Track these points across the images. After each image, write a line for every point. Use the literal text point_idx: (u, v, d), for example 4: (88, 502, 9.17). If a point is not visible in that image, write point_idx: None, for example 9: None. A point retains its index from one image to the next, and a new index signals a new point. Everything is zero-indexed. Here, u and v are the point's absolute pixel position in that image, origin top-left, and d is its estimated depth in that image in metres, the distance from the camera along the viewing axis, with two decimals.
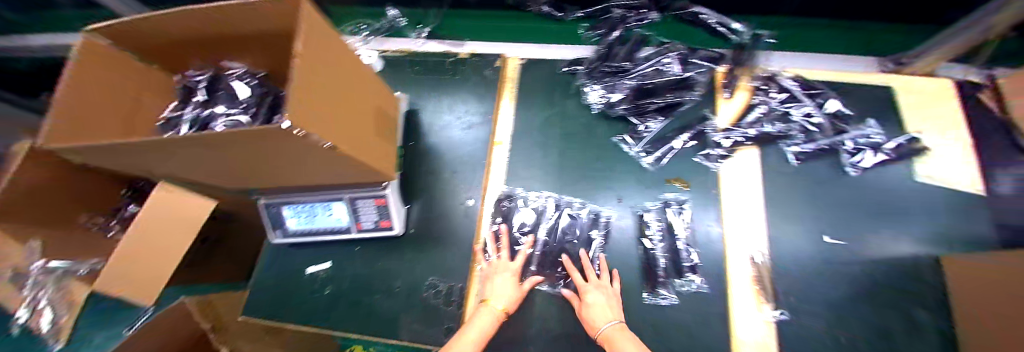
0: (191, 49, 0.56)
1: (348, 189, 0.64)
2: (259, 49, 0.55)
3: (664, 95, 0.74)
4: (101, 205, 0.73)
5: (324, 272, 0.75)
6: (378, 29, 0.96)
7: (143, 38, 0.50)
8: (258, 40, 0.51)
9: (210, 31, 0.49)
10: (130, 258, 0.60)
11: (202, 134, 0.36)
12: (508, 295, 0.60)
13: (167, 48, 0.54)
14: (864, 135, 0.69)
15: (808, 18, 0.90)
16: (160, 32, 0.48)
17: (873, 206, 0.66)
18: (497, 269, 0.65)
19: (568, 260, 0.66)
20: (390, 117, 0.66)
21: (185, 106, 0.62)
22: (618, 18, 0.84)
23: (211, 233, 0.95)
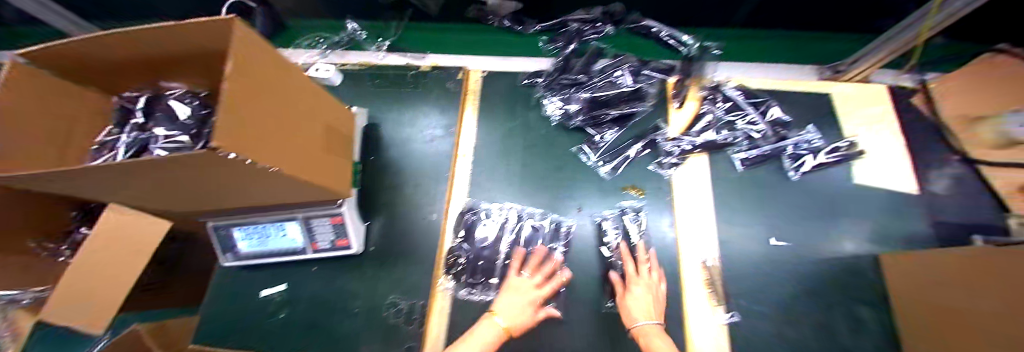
0: (125, 70, 0.53)
1: (300, 208, 0.62)
2: (203, 68, 0.53)
3: (619, 106, 0.76)
4: (50, 229, 0.70)
5: (279, 295, 0.73)
6: (337, 42, 0.96)
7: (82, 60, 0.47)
8: (196, 60, 0.49)
9: (148, 52, 0.46)
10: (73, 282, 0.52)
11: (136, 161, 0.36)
12: (519, 312, 0.56)
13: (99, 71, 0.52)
14: (803, 140, 0.73)
15: (750, 29, 0.95)
16: (99, 54, 0.46)
17: (816, 207, 0.70)
18: (514, 277, 0.61)
19: (625, 249, 0.64)
20: (342, 134, 0.65)
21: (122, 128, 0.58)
22: (575, 32, 0.86)
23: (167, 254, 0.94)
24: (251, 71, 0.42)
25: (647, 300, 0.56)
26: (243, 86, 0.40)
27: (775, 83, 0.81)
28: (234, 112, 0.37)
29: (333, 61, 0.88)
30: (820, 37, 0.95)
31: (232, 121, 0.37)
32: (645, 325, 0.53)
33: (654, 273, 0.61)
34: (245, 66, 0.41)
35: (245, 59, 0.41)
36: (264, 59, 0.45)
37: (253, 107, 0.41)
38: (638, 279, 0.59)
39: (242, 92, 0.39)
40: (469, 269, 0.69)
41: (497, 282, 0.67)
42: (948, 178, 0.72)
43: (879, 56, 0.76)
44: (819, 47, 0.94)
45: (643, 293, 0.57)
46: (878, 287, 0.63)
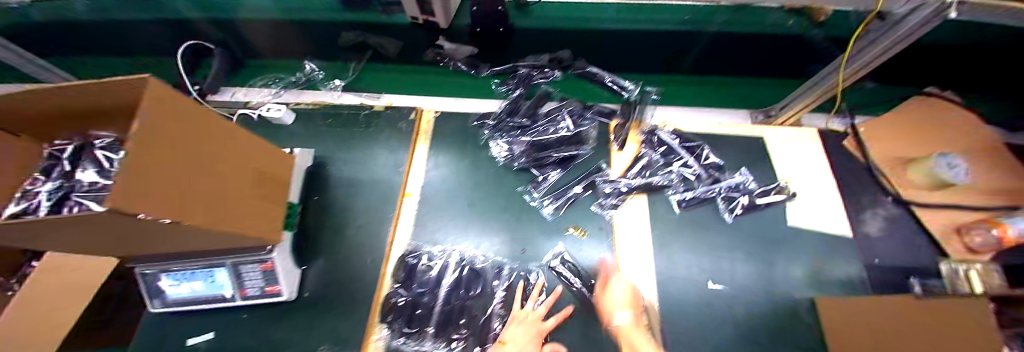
0: (49, 116, 0.47)
1: (228, 255, 0.61)
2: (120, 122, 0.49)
3: (561, 149, 0.80)
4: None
5: (206, 344, 0.68)
6: (295, 82, 1.00)
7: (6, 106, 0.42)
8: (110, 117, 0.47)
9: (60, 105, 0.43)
10: None
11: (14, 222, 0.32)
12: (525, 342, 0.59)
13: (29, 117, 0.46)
14: (733, 183, 0.77)
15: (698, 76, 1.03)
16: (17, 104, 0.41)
17: (752, 250, 0.71)
18: (518, 316, 0.64)
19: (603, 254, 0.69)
20: (269, 181, 0.64)
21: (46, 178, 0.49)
22: (524, 76, 0.92)
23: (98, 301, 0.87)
24: (165, 127, 0.41)
25: (624, 297, 0.63)
26: (153, 143, 0.39)
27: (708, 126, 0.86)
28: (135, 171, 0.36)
29: (287, 100, 0.91)
30: (751, 82, 1.03)
31: (130, 180, 0.36)
32: (622, 323, 0.60)
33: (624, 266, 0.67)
34: (159, 123, 0.40)
35: (158, 119, 0.40)
36: (184, 112, 0.45)
37: (161, 162, 0.40)
38: (611, 286, 0.64)
39: (150, 148, 0.39)
40: (405, 316, 0.67)
41: (432, 332, 0.65)
42: (884, 219, 0.74)
43: (800, 105, 0.80)
44: (753, 91, 1.02)
45: (624, 287, 0.64)
46: (814, 332, 0.63)
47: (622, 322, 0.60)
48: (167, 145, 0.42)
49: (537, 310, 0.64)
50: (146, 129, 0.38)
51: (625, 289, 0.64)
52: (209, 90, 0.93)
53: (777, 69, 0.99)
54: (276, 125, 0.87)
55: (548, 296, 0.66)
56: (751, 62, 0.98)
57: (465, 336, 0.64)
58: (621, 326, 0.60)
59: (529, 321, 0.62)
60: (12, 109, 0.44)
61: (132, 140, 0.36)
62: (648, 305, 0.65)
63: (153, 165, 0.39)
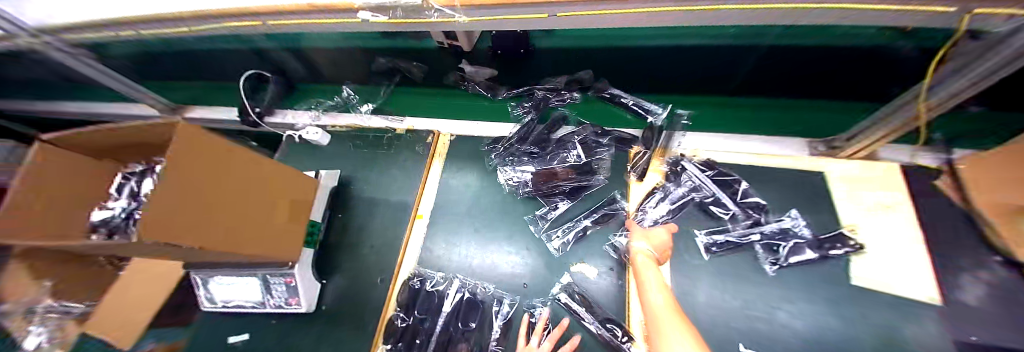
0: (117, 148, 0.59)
1: (257, 269, 0.68)
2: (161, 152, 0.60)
3: (571, 178, 0.75)
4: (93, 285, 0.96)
5: (243, 344, 0.76)
6: (335, 105, 1.10)
7: (85, 143, 0.54)
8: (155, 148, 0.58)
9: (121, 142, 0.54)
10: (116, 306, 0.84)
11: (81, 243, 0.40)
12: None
13: (110, 147, 0.58)
14: (776, 228, 0.65)
15: (751, 97, 0.87)
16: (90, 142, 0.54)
17: (798, 311, 0.58)
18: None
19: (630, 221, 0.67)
20: (297, 204, 0.71)
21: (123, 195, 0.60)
22: (541, 99, 0.90)
23: None
24: (198, 163, 0.47)
25: (656, 240, 0.62)
26: (182, 177, 0.45)
27: (748, 157, 0.74)
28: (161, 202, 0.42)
29: (325, 124, 1.01)
30: (819, 104, 0.83)
31: (157, 211, 0.41)
32: (638, 246, 0.61)
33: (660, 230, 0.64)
34: (192, 159, 0.46)
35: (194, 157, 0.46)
36: (220, 148, 0.51)
37: (186, 192, 0.46)
38: (647, 232, 0.63)
39: (179, 182, 0.44)
40: (405, 341, 0.68)
41: None
42: (1016, 288, 0.54)
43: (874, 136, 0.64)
44: (822, 115, 0.82)
45: (662, 234, 0.63)
46: None
47: (639, 247, 0.61)
48: (196, 178, 0.48)
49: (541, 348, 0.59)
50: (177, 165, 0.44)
51: (664, 238, 0.62)
52: (266, 112, 1.07)
53: (845, 88, 0.83)
54: (312, 145, 0.97)
55: (552, 336, 0.61)
56: (804, 82, 0.85)
57: None
58: (637, 249, 0.61)
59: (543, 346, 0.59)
60: (88, 142, 0.55)
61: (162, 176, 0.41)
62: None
63: (179, 196, 0.45)
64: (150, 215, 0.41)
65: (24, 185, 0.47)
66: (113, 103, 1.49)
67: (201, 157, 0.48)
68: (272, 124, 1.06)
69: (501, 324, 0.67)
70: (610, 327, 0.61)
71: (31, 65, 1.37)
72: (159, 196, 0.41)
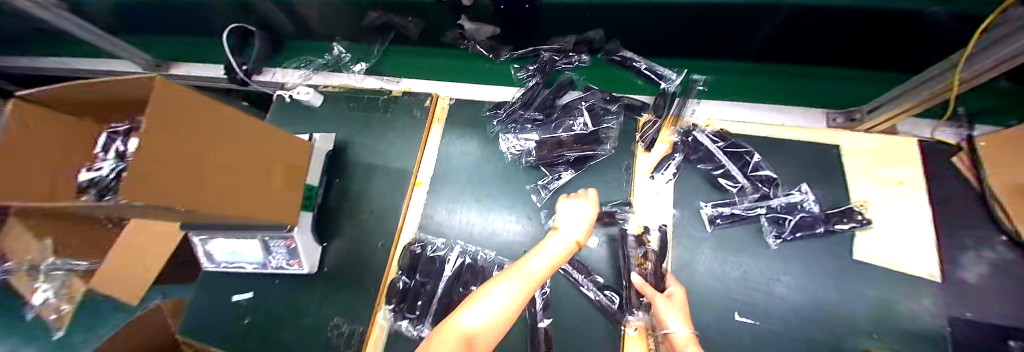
0: (94, 106, 0.55)
1: (257, 232, 0.67)
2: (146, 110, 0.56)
3: (577, 148, 0.70)
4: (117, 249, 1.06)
5: (247, 302, 0.77)
6: (327, 64, 1.06)
7: (64, 100, 0.51)
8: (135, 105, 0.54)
9: (102, 97, 0.50)
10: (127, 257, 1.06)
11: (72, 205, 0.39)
12: (558, 252, 0.50)
13: (88, 105, 0.55)
14: (784, 202, 0.63)
15: (778, 66, 0.82)
16: (67, 98, 0.50)
17: (795, 282, 0.59)
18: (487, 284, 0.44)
19: (642, 283, 0.58)
20: (292, 167, 0.69)
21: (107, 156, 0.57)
22: (546, 61, 0.83)
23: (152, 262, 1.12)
24: (174, 121, 0.42)
25: (681, 306, 0.55)
26: (163, 138, 0.40)
27: (762, 127, 0.71)
28: (148, 165, 0.38)
29: (317, 84, 0.96)
30: (838, 72, 0.80)
31: (145, 173, 0.38)
32: (680, 334, 0.51)
33: (676, 295, 0.57)
34: (169, 118, 0.41)
35: (178, 114, 0.42)
36: (203, 105, 0.47)
37: (173, 152, 0.43)
38: (670, 299, 0.56)
39: (163, 142, 0.40)
40: (407, 302, 0.70)
41: (429, 321, 0.67)
42: (1008, 265, 0.55)
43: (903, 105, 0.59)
44: (830, 85, 0.81)
45: (681, 295, 0.57)
46: None
47: (679, 334, 0.51)
48: (181, 136, 0.44)
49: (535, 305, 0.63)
50: (154, 124, 0.39)
51: (683, 296, 0.57)
52: (254, 70, 1.03)
53: (884, 62, 0.73)
54: (306, 106, 0.92)
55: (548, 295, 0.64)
56: (844, 52, 0.73)
57: None
58: (677, 337, 0.51)
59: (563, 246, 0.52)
60: (60, 100, 0.51)
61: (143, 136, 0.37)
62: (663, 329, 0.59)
63: (166, 155, 0.41)
64: (137, 174, 0.37)
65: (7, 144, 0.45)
66: (95, 61, 1.42)
67: (178, 115, 0.43)
68: (262, 83, 1.03)
69: None
70: (603, 296, 0.62)
71: None
72: (146, 157, 0.38)
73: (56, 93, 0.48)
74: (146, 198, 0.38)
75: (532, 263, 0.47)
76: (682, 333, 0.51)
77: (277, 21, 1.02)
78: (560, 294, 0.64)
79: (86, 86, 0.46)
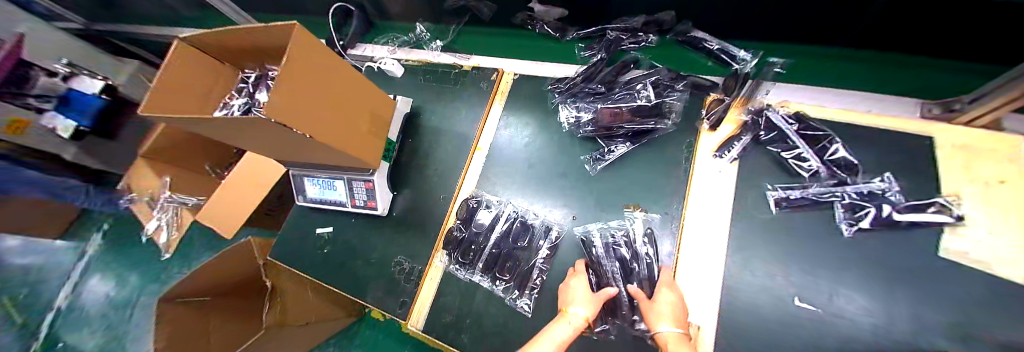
0: (232, 53, 0.72)
1: (346, 173, 0.81)
2: (264, 56, 0.70)
3: (636, 120, 0.71)
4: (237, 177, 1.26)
5: (327, 235, 0.90)
6: (408, 41, 1.18)
7: (211, 45, 0.68)
8: (257, 52, 0.68)
9: (231, 43, 0.65)
10: (238, 183, 1.25)
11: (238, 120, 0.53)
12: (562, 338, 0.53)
13: (228, 52, 0.72)
14: (862, 189, 0.59)
15: (845, 50, 0.78)
16: (212, 43, 0.67)
17: (866, 274, 0.55)
18: None
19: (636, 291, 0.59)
20: (380, 117, 0.80)
21: (235, 95, 0.75)
22: (613, 40, 0.85)
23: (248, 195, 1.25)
24: (300, 61, 0.54)
25: (671, 309, 0.54)
26: (292, 74, 0.53)
27: (842, 113, 0.67)
28: (281, 93, 0.50)
29: (400, 57, 1.07)
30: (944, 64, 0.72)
31: (280, 100, 0.50)
32: (666, 332, 0.50)
33: (669, 296, 0.56)
34: (296, 58, 0.53)
35: (301, 55, 0.54)
36: (316, 51, 0.58)
37: (299, 88, 0.55)
38: (658, 303, 0.55)
39: (291, 77, 0.52)
40: (460, 250, 0.76)
41: (481, 267, 0.74)
42: None
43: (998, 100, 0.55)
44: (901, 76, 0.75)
45: (672, 299, 0.55)
46: None
47: (665, 331, 0.50)
48: (303, 76, 0.55)
49: (580, 272, 0.63)
50: (289, 62, 0.51)
51: (674, 301, 0.55)
52: (349, 45, 1.18)
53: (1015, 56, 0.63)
54: (388, 76, 1.05)
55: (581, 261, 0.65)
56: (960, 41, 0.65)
57: (510, 276, 0.71)
58: (665, 334, 0.50)
59: (572, 324, 0.54)
60: (210, 45, 0.69)
61: (283, 70, 0.50)
62: (696, 328, 0.57)
63: (292, 88, 0.53)
64: (276, 100, 0.50)
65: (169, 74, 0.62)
66: None
67: (301, 57, 0.54)
68: (353, 56, 1.14)
69: (547, 246, 0.72)
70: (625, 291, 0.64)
71: None
72: (280, 87, 0.50)
73: (204, 37, 0.64)
74: (280, 119, 0.51)
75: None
76: (670, 331, 0.50)
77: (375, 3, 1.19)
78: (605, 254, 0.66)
79: (232, 34, 0.60)
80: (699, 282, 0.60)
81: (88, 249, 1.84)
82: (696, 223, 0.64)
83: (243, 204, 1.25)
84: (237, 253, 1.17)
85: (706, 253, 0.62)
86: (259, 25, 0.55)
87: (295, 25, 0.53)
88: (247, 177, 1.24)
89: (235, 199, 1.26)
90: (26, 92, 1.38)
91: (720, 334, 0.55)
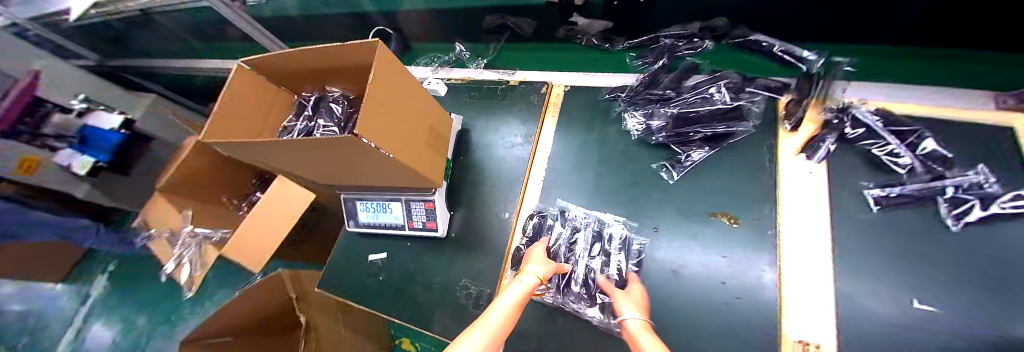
0: (296, 75, 0.74)
1: (404, 193, 0.78)
2: (341, 76, 0.71)
3: (714, 125, 0.72)
4: (273, 204, 1.13)
5: (381, 261, 0.86)
6: (447, 61, 1.24)
7: (274, 68, 0.70)
8: (333, 72, 0.70)
9: (306, 63, 0.67)
10: (266, 211, 1.12)
11: (314, 139, 0.50)
12: (516, 296, 0.53)
13: (290, 73, 0.73)
14: (964, 182, 0.56)
15: (896, 46, 0.80)
16: (280, 66, 0.69)
17: (986, 270, 0.51)
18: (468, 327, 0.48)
19: (605, 282, 0.65)
20: (443, 135, 0.78)
21: (297, 118, 0.80)
22: (669, 47, 0.89)
23: (280, 218, 1.16)
24: (382, 77, 0.53)
25: (637, 301, 0.59)
26: (377, 92, 0.52)
27: (920, 108, 0.67)
28: (369, 111, 0.49)
29: (442, 76, 1.09)
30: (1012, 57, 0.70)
31: (367, 117, 0.49)
32: (631, 320, 0.54)
33: (636, 288, 0.63)
34: (379, 75, 0.52)
35: (382, 72, 0.53)
36: (394, 67, 0.58)
37: (382, 105, 0.53)
38: (628, 295, 0.61)
39: (377, 95, 0.52)
40: None
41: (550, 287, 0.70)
42: None
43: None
44: (961, 68, 0.74)
45: (637, 293, 0.62)
46: None
47: (631, 320, 0.54)
48: (385, 93, 0.54)
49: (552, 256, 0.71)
50: (374, 79, 0.51)
51: (639, 294, 0.62)
52: None
53: None
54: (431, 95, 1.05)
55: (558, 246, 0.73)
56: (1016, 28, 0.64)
57: (587, 291, 0.67)
58: (630, 322, 0.54)
59: (526, 282, 0.56)
60: (270, 67, 0.70)
61: (371, 88, 0.50)
62: (813, 346, 0.52)
63: (376, 106, 0.52)
64: (363, 117, 0.48)
65: (227, 100, 0.63)
66: None
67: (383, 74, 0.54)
68: None
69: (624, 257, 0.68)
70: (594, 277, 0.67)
71: (169, 20, 1.59)
72: (368, 106, 0.49)
73: (265, 60, 0.66)
74: (368, 137, 0.49)
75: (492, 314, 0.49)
76: (634, 317, 0.54)
77: (417, 27, 1.27)
78: (688, 256, 0.65)
79: (313, 54, 0.61)
80: (808, 289, 0.56)
81: (92, 291, 1.73)
82: (791, 226, 0.62)
83: (271, 233, 1.16)
84: (271, 284, 1.10)
85: (808, 258, 0.59)
86: (340, 44, 0.56)
87: (378, 43, 0.52)
88: (279, 202, 1.13)
89: (262, 227, 1.14)
90: (39, 130, 1.36)
91: (842, 345, 0.51)
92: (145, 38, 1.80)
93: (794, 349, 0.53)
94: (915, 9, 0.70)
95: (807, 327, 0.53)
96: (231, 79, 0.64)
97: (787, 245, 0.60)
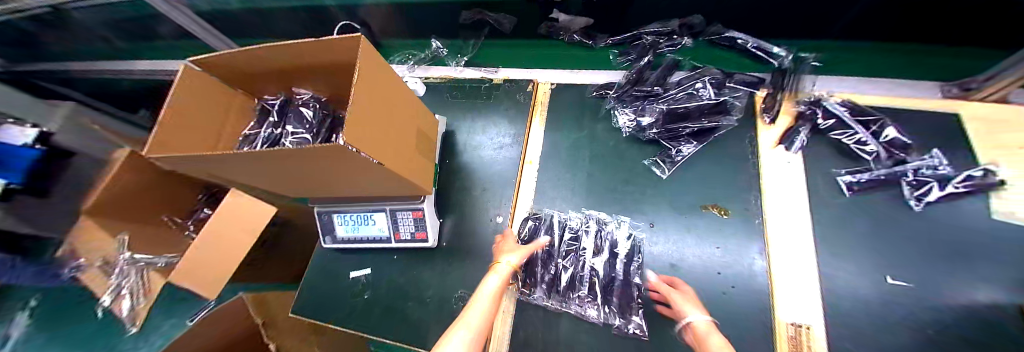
0: (257, 75, 0.66)
1: (388, 202, 0.72)
2: (316, 76, 0.65)
3: (699, 120, 0.74)
4: (228, 223, 0.90)
5: (365, 278, 0.79)
6: (424, 58, 1.18)
7: (229, 68, 0.62)
8: (307, 71, 0.63)
9: (273, 62, 0.59)
10: (222, 230, 0.90)
11: (286, 150, 0.43)
12: (489, 290, 0.56)
13: (252, 73, 0.65)
14: (922, 165, 0.62)
15: (846, 41, 0.89)
16: (239, 66, 0.61)
17: (943, 245, 0.56)
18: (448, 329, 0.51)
19: (657, 281, 0.60)
20: (431, 138, 0.73)
21: (261, 125, 0.73)
22: (649, 45, 0.92)
23: (239, 237, 0.93)
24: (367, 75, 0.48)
25: (694, 300, 0.55)
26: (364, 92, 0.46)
27: (879, 100, 0.73)
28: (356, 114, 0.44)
29: (420, 75, 1.04)
30: (950, 51, 0.81)
31: (354, 123, 0.44)
32: (698, 321, 0.50)
33: (688, 290, 0.58)
34: (364, 75, 0.47)
35: (365, 71, 0.47)
36: (378, 64, 0.52)
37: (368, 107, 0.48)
38: (683, 293, 0.57)
39: (363, 96, 0.46)
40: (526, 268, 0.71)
41: (547, 292, 0.68)
42: None
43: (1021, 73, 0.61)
44: (905, 60, 0.84)
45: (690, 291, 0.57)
46: None
47: (697, 321, 0.51)
48: (369, 93, 0.48)
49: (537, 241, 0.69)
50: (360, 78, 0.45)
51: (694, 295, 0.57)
52: None
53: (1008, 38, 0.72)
54: None
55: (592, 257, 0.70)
56: (977, 25, 0.73)
57: (588, 292, 0.66)
58: (695, 323, 0.51)
59: (500, 273, 0.59)
60: (228, 67, 0.62)
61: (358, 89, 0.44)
62: (805, 328, 0.54)
63: (362, 109, 0.46)
64: (349, 122, 0.43)
65: (173, 104, 0.54)
66: None
67: (370, 75, 0.49)
68: None
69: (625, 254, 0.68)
70: (636, 282, 0.65)
71: (87, 16, 1.38)
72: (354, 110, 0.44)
73: (221, 59, 0.58)
74: (356, 145, 0.44)
75: (471, 313, 0.52)
76: (699, 319, 0.51)
77: (389, 23, 1.20)
78: (683, 250, 0.65)
79: (283, 51, 0.55)
80: (796, 274, 0.58)
81: (10, 333, 1.45)
82: (777, 215, 0.64)
83: (229, 258, 0.93)
84: (227, 311, 0.97)
85: (795, 245, 0.61)
86: (314, 39, 0.50)
87: (360, 38, 0.47)
88: (233, 220, 0.91)
89: (224, 250, 0.92)
90: None
91: (830, 326, 0.53)
92: (54, 37, 1.54)
93: (789, 333, 0.54)
94: (864, 6, 0.79)
95: (799, 311, 0.55)
96: (180, 78, 0.54)
97: (773, 233, 0.63)
